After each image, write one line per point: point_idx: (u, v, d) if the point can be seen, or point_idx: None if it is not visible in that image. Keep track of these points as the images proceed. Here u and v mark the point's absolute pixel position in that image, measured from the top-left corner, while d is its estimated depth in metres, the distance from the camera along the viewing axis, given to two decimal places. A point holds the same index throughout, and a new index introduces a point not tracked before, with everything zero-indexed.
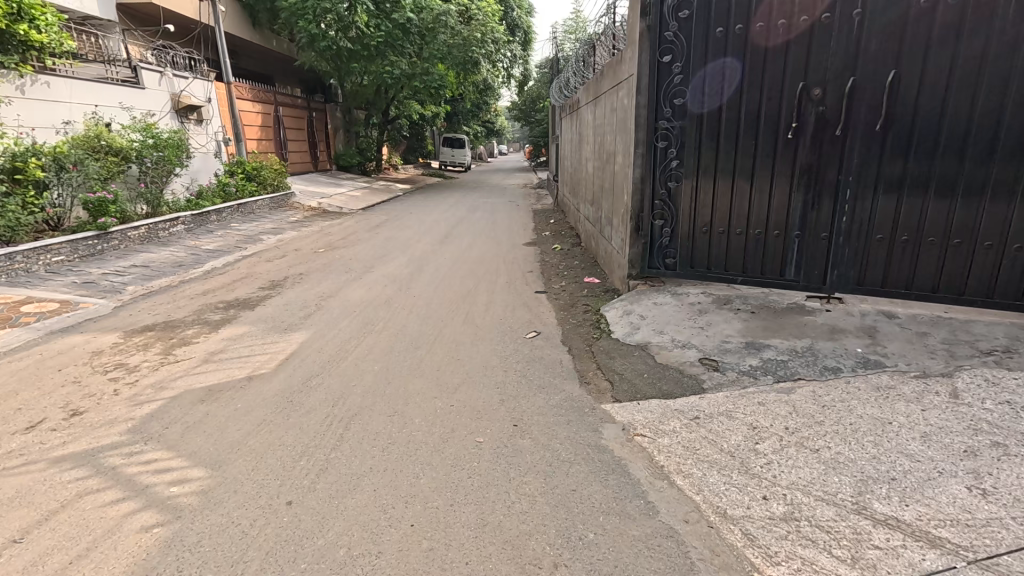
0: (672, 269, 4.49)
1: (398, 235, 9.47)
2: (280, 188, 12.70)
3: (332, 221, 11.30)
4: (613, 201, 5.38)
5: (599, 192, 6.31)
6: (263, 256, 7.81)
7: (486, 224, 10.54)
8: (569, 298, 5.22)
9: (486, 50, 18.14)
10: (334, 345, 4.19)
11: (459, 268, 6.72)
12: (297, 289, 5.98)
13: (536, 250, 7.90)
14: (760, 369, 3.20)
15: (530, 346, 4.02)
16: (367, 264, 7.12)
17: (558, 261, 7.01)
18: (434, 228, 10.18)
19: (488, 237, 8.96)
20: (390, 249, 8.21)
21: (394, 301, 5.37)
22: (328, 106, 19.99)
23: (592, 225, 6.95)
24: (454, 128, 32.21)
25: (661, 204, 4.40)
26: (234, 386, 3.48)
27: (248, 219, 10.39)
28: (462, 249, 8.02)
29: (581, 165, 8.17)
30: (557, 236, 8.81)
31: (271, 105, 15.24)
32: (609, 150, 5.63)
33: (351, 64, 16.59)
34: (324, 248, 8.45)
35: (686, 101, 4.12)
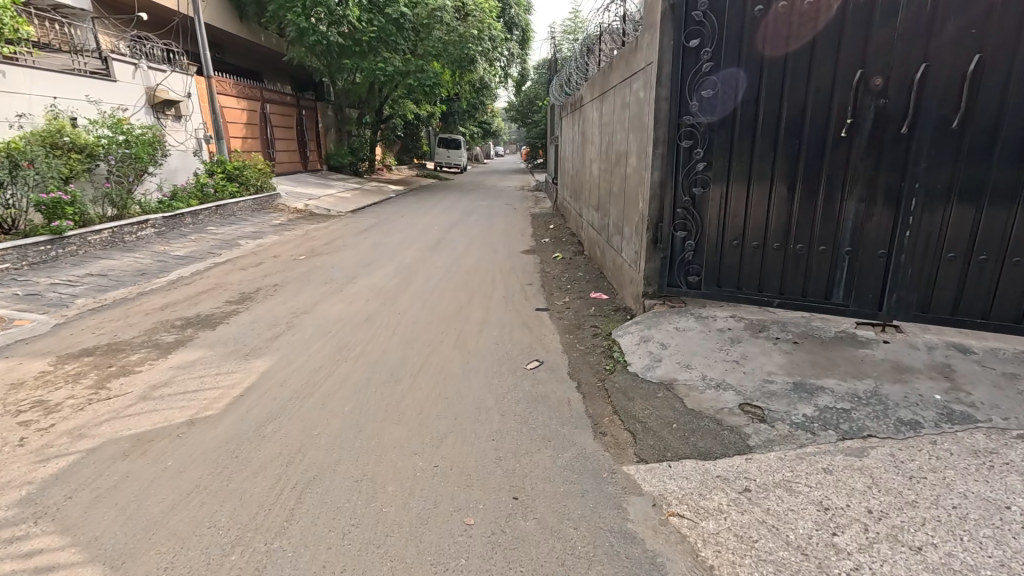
0: (696, 288, 3.89)
1: (387, 241, 8.84)
2: (263, 189, 12.04)
3: (318, 225, 10.66)
4: (625, 209, 4.77)
5: (607, 198, 5.70)
6: (237, 263, 7.16)
7: (481, 229, 9.93)
8: (575, 318, 4.61)
9: (483, 48, 17.54)
10: (299, 375, 3.56)
11: (451, 280, 6.10)
12: (267, 303, 5.33)
13: (535, 258, 7.29)
14: (818, 421, 2.59)
15: (532, 381, 3.41)
16: (350, 274, 6.48)
17: (559, 272, 6.41)
18: (426, 233, 9.55)
19: (483, 244, 8.35)
20: (377, 257, 7.57)
21: (376, 320, 4.74)
22: (319, 105, 19.35)
23: (597, 235, 6.35)
24: (449, 129, 31.62)
25: (683, 212, 3.80)
26: (170, 435, 2.84)
27: (227, 222, 9.73)
28: (454, 257, 7.40)
29: (584, 168, 7.56)
30: (557, 245, 8.20)
31: (257, 102, 14.58)
32: (620, 151, 5.02)
33: (342, 60, 15.96)
34: (305, 255, 7.81)
35: (716, 93, 3.51)
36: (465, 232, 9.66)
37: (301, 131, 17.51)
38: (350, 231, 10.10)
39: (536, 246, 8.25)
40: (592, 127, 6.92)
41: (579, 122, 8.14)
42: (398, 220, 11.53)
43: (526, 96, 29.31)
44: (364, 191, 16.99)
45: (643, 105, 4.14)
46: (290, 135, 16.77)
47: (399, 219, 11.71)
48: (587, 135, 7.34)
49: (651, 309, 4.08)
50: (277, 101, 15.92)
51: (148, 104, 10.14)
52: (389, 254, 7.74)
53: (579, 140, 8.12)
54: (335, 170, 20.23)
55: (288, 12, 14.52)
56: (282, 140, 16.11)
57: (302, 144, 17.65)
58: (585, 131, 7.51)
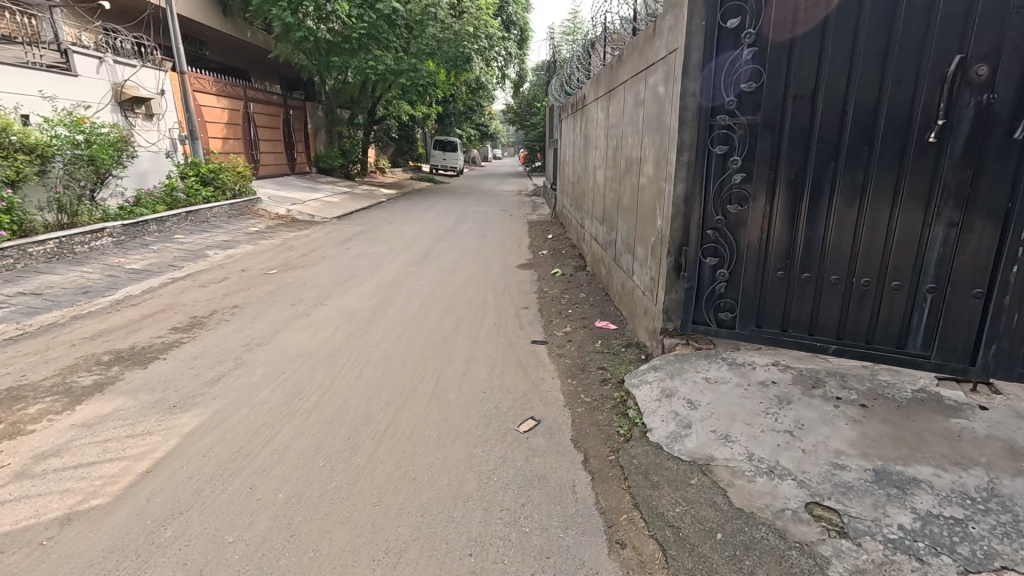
0: (729, 327, 3.17)
1: (371, 252, 8.11)
2: (242, 193, 11.29)
3: (298, 233, 9.92)
4: (638, 226, 4.05)
5: (615, 210, 4.98)
6: (198, 278, 6.41)
7: (474, 239, 9.20)
8: (579, 355, 3.89)
9: (479, 46, 16.84)
10: (232, 439, 2.82)
11: (436, 301, 5.37)
12: (220, 330, 4.59)
13: (531, 274, 6.57)
14: (921, 538, 1.86)
15: (526, 452, 2.67)
16: (322, 294, 5.74)
17: (559, 292, 5.68)
18: (414, 243, 8.82)
19: (475, 257, 7.61)
20: (357, 272, 6.83)
21: (341, 355, 4.00)
22: (309, 104, 18.62)
23: (602, 251, 5.64)
24: (446, 130, 30.92)
25: (714, 234, 3.08)
26: (32, 541, 2.09)
27: (198, 230, 8.99)
28: (442, 273, 6.67)
29: (586, 175, 6.84)
30: (557, 258, 7.48)
31: (241, 101, 13.83)
32: (632, 159, 4.30)
33: (332, 58, 15.24)
34: (278, 268, 7.07)
35: (760, 86, 2.79)
36: (456, 242, 8.93)
37: (289, 131, 16.76)
38: (333, 239, 9.36)
39: (533, 259, 7.52)
40: (596, 129, 6.21)
41: (581, 124, 7.43)
42: (386, 227, 10.80)
43: (524, 98, 28.62)
44: (354, 194, 16.26)
45: (663, 102, 3.43)
46: (277, 136, 16.03)
47: (387, 226, 10.98)
48: (590, 138, 6.63)
49: (672, 350, 3.36)
50: (263, 100, 15.17)
51: (116, 101, 9.40)
52: (370, 268, 7.00)
53: (581, 144, 7.40)
54: (325, 172, 19.49)
55: (274, 6, 13.79)
56: (268, 141, 15.37)
57: (290, 146, 16.91)
58: (588, 134, 6.80)
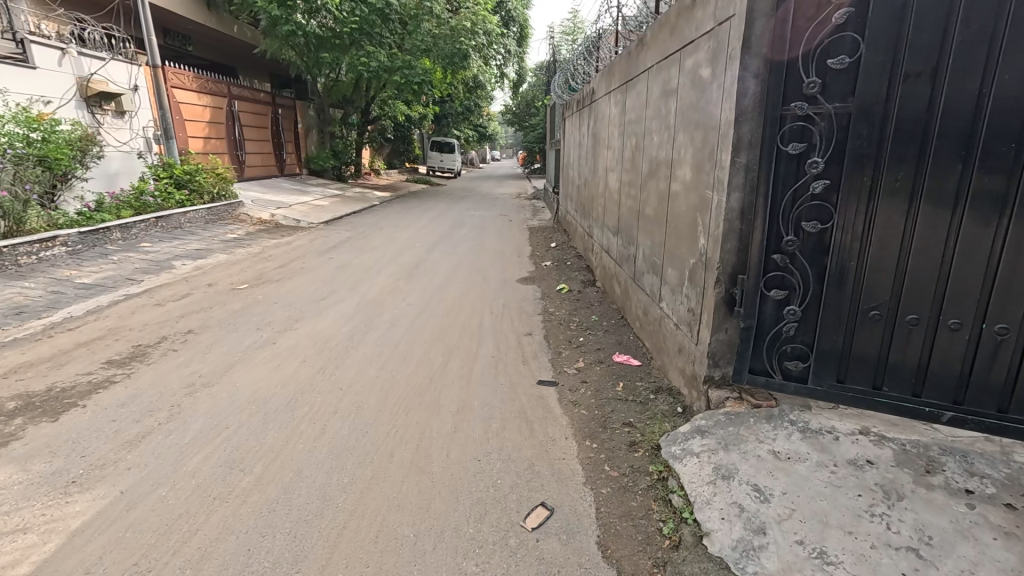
0: (798, 380, 2.44)
1: (357, 263, 7.36)
2: (222, 196, 10.52)
3: (280, 240, 9.17)
4: (669, 242, 3.31)
5: (634, 221, 4.25)
6: (156, 294, 5.66)
7: (471, 247, 8.45)
8: (599, 403, 3.14)
9: (477, 42, 16.08)
10: (132, 542, 2.07)
11: (424, 326, 4.62)
12: (163, 364, 3.83)
13: (534, 290, 5.83)
14: None
15: (535, 569, 1.92)
16: (294, 315, 4.99)
17: (567, 314, 4.95)
18: (405, 253, 8.06)
19: (471, 270, 6.86)
20: (338, 286, 6.08)
21: (303, 400, 3.24)
22: (300, 103, 17.89)
23: (617, 267, 4.91)
24: (443, 131, 30.21)
25: (782, 260, 2.35)
26: None
27: (169, 238, 8.22)
28: (432, 288, 5.93)
29: (596, 179, 6.09)
30: (562, 271, 6.74)
31: (224, 99, 13.08)
32: (659, 161, 3.57)
33: (321, 54, 14.49)
34: (250, 282, 6.31)
35: (855, 62, 2.05)
36: (450, 251, 8.18)
37: (277, 131, 16.00)
38: (317, 247, 8.60)
39: (536, 272, 6.77)
40: (607, 127, 5.47)
41: (589, 122, 6.68)
42: (376, 233, 10.06)
43: (523, 98, 27.89)
44: (345, 198, 15.51)
45: (706, 89, 2.69)
46: (264, 136, 15.28)
47: (377, 232, 10.22)
48: (600, 138, 5.89)
49: (720, 406, 2.62)
50: (249, 98, 14.41)
51: (82, 97, 8.66)
52: (354, 282, 6.25)
53: (589, 145, 6.65)
54: (317, 174, 18.72)
55: None
56: (254, 141, 14.62)
57: (278, 146, 16.15)
58: (598, 133, 6.05)
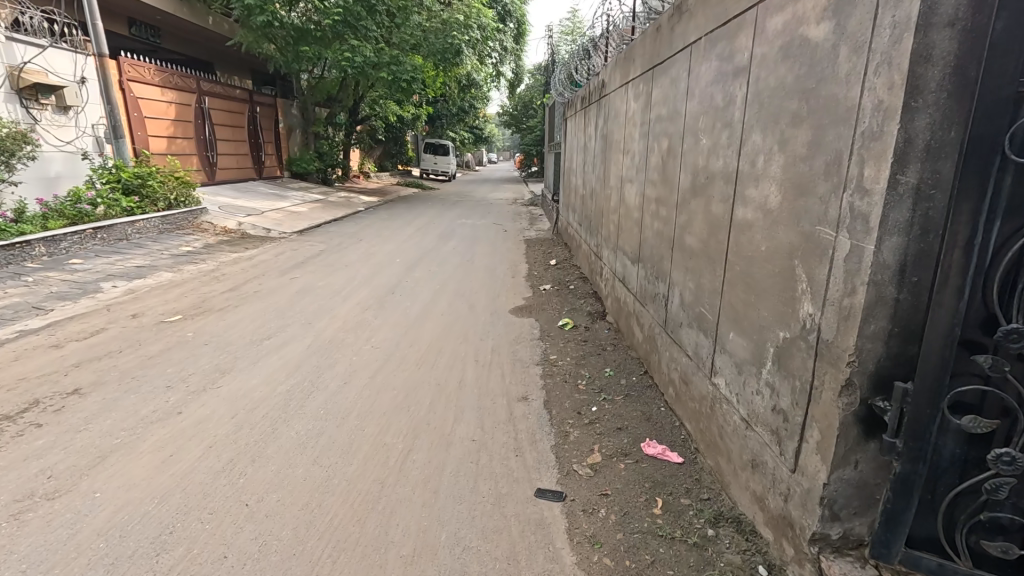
0: (1006, 570, 1.38)
1: (322, 286, 6.26)
2: (182, 203, 9.42)
3: (241, 254, 8.07)
4: (733, 296, 2.24)
5: (667, 253, 3.18)
6: (59, 330, 4.54)
7: (458, 266, 7.34)
8: (629, 542, 2.07)
9: (471, 37, 15.03)
10: None
11: (387, 385, 3.55)
12: (8, 451, 2.72)
13: (530, 327, 4.77)
14: None
15: None
16: (223, 364, 3.89)
17: (572, 364, 3.88)
18: (381, 272, 6.97)
19: (455, 296, 5.76)
20: (291, 319, 4.98)
21: (181, 536, 2.13)
22: (281, 102, 16.80)
23: (638, 307, 3.84)
24: (438, 133, 29.15)
25: (992, 366, 1.28)
26: None
27: (108, 253, 7.11)
28: (406, 323, 4.84)
29: (607, 192, 5.02)
30: (564, 298, 5.67)
31: (193, 95, 11.99)
32: (710, 174, 2.50)
33: (301, 47, 13.47)
34: (186, 311, 5.20)
35: None
36: (435, 270, 7.08)
37: (254, 131, 14.90)
38: (281, 263, 7.49)
39: (532, 299, 5.69)
40: (623, 128, 4.40)
41: (598, 123, 5.61)
42: (354, 246, 8.98)
43: (520, 99, 26.85)
44: (327, 203, 14.39)
45: (821, 61, 1.62)
46: (240, 136, 14.17)
47: (354, 244, 9.11)
48: (612, 141, 4.81)
49: None
50: (222, 95, 13.31)
51: (13, 89, 7.52)
52: (312, 314, 5.15)
53: (598, 149, 5.58)
54: (299, 177, 17.58)
55: None
56: (228, 141, 13.51)
57: (256, 147, 15.05)
58: (609, 135, 4.98)
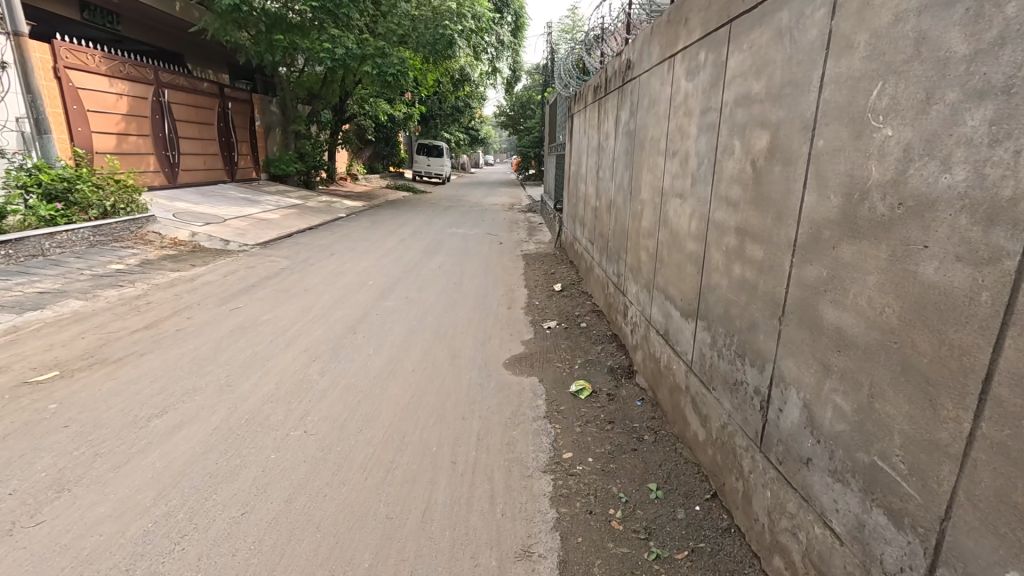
0: None
1: (267, 321, 4.95)
2: (123, 210, 8.09)
3: (184, 273, 6.75)
4: (1021, 489, 0.97)
5: (766, 323, 1.91)
6: None
7: (442, 291, 6.03)
8: None
9: (463, 26, 13.74)
10: None
11: (310, 518, 2.26)
12: None
13: (532, 392, 3.50)
14: None
15: None
16: (69, 471, 2.57)
17: (596, 469, 2.62)
18: (347, 300, 5.67)
19: (434, 339, 4.47)
20: (206, 378, 3.66)
21: None
22: (258, 98, 15.48)
23: (697, 388, 2.58)
24: (431, 133, 27.85)
25: None
26: None
27: (10, 274, 5.78)
28: (363, 387, 3.54)
29: (637, 209, 3.75)
30: (575, 344, 4.39)
31: (148, 87, 10.66)
32: (914, 204, 1.23)
33: (275, 35, 12.20)
34: (70, 363, 3.88)
35: None
36: (414, 298, 5.78)
37: (225, 128, 13.61)
38: (228, 287, 6.17)
39: (534, 344, 4.40)
40: (665, 120, 3.12)
41: (621, 118, 4.33)
42: (323, 262, 7.68)
43: (518, 99, 25.56)
44: (305, 209, 13.06)
45: None
46: (209, 135, 12.86)
47: (324, 261, 7.79)
48: (645, 138, 3.55)
49: None
50: (187, 88, 12.00)
51: None
52: (238, 367, 3.83)
53: (621, 151, 4.29)
54: (278, 179, 16.21)
55: None
56: (193, 140, 12.18)
57: (228, 146, 13.77)
58: (639, 130, 3.71)
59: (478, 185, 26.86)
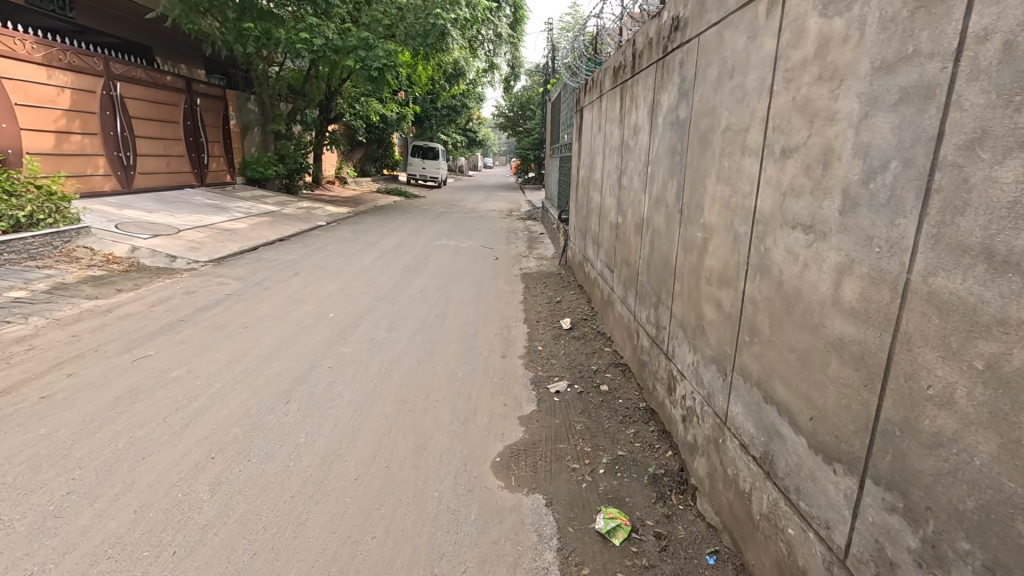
0: None
1: (175, 381, 3.64)
2: (45, 223, 6.71)
3: (103, 302, 5.44)
4: None
5: None
6: None
7: (419, 331, 4.73)
8: None
9: (457, 15, 12.43)
10: None
11: None
12: None
13: (538, 530, 2.22)
14: None
15: None
16: None
17: None
18: (293, 345, 4.37)
19: (397, 418, 3.16)
20: (29, 501, 2.35)
21: None
22: (234, 95, 14.22)
23: None
24: (426, 135, 26.62)
25: None
26: None
27: None
28: (269, 523, 2.24)
29: (696, 238, 2.46)
30: (598, 425, 3.09)
31: (95, 80, 9.40)
32: None
33: (246, 23, 10.98)
34: None
35: None
36: (382, 341, 4.47)
37: (193, 127, 12.33)
38: (150, 322, 4.87)
39: (539, 425, 3.10)
40: (764, 96, 1.85)
41: (663, 103, 3.06)
42: (281, 286, 6.38)
43: (518, 99, 24.32)
44: (280, 217, 11.75)
45: None
46: (173, 134, 11.60)
47: (283, 284, 6.48)
48: (715, 129, 2.27)
49: None
50: (146, 82, 10.73)
51: None
52: (88, 479, 2.52)
53: (663, 150, 3.02)
54: (256, 183, 14.89)
55: None
56: (153, 140, 10.91)
57: (196, 147, 12.49)
58: (701, 118, 2.43)
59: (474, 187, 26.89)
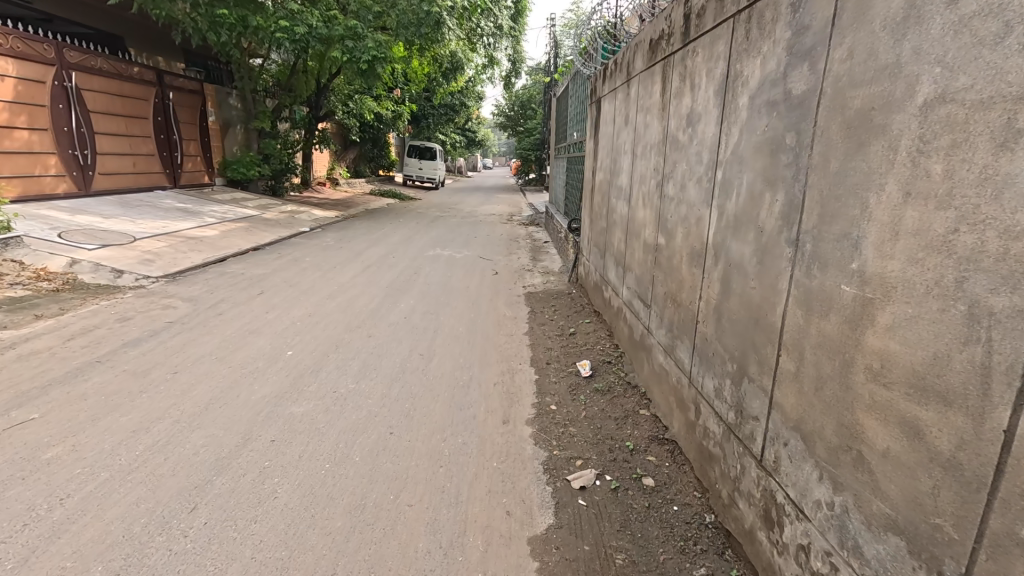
0: None
1: (44, 469, 2.58)
2: None
3: (11, 334, 4.39)
4: None
5: None
6: None
7: (398, 380, 3.68)
8: None
9: (454, 3, 11.42)
10: None
11: None
12: None
13: None
14: None
15: None
16: None
17: None
18: (229, 403, 3.33)
19: (349, 544, 2.12)
20: None
21: None
22: (213, 89, 13.17)
23: None
24: (422, 135, 25.56)
25: None
26: None
27: None
28: None
29: (842, 293, 1.44)
30: (648, 558, 2.05)
31: (45, 70, 8.38)
32: None
33: (219, 9, 9.96)
34: None
35: None
36: (346, 396, 3.43)
37: (164, 124, 11.28)
38: (53, 366, 3.81)
39: (561, 560, 2.06)
40: None
41: (747, 75, 2.04)
42: (240, 310, 5.34)
43: (518, 97, 23.23)
44: (258, 222, 10.68)
45: None
46: (140, 130, 10.56)
47: (242, 307, 5.43)
48: (897, 104, 1.26)
49: None
50: (108, 72, 9.70)
51: None
52: None
53: (750, 147, 2.00)
54: (238, 184, 13.84)
55: None
56: (116, 136, 9.87)
57: (169, 145, 11.45)
58: (852, 88, 1.41)
59: (473, 189, 26.01)
